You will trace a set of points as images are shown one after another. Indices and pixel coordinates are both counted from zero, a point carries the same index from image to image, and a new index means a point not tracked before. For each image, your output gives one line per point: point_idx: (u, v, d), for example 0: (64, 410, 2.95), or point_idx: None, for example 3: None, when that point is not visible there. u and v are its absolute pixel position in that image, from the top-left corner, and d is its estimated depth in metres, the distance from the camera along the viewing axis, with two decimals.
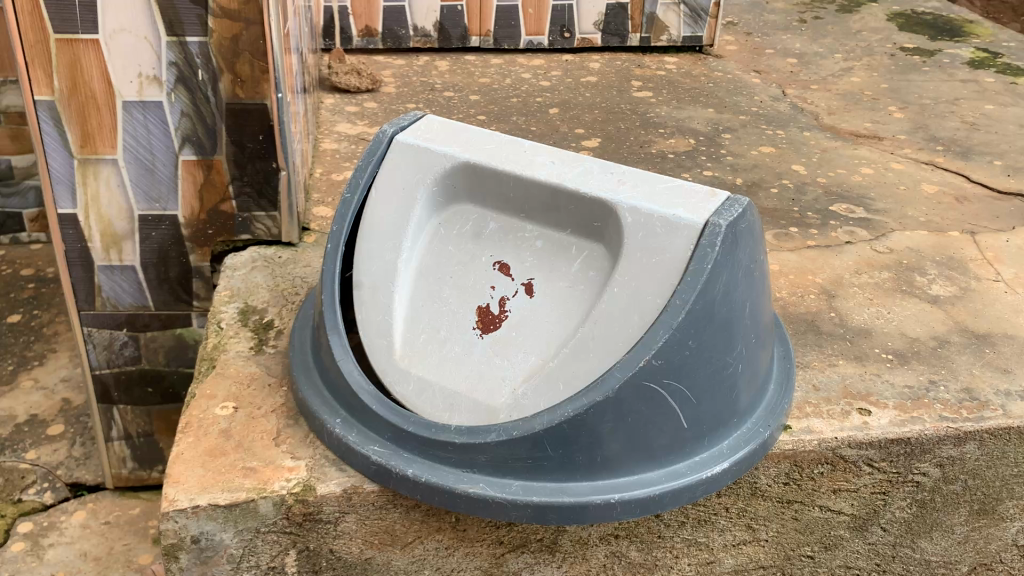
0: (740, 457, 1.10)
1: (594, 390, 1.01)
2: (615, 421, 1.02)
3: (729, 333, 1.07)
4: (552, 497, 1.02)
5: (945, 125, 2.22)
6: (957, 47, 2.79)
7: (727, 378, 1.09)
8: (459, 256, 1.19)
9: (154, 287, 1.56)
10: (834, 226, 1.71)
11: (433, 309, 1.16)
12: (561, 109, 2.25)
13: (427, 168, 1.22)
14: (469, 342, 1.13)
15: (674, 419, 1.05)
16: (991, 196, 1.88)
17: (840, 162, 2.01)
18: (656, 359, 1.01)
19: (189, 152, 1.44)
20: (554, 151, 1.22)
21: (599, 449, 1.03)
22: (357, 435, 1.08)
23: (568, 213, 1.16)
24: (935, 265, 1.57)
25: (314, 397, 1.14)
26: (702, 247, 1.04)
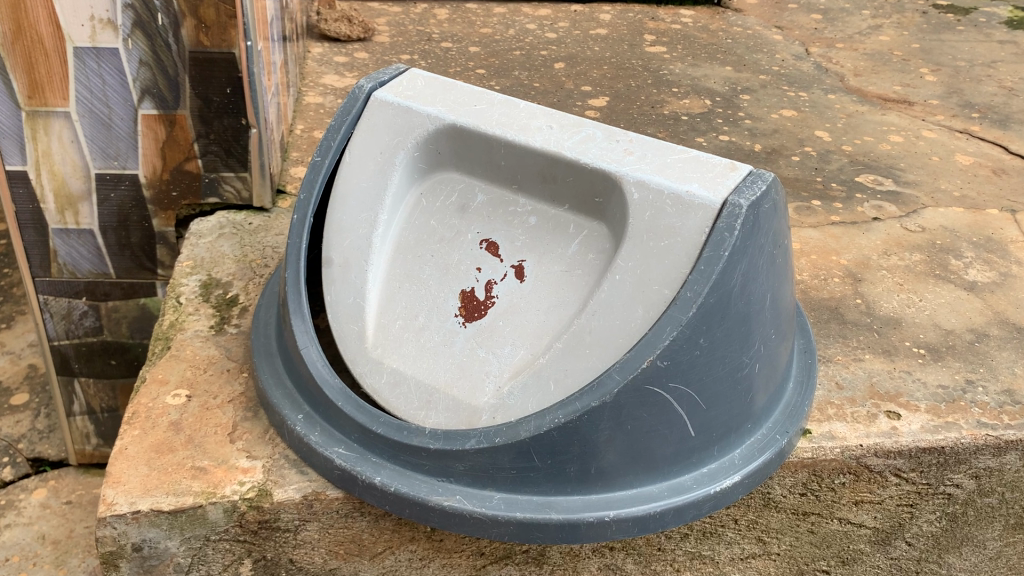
0: (754, 469, 0.97)
1: (588, 395, 0.88)
2: (613, 428, 0.89)
3: (746, 330, 0.94)
4: (539, 513, 0.90)
5: (982, 90, 2.06)
6: (993, 5, 2.60)
7: (743, 380, 0.96)
8: (442, 231, 1.06)
9: (115, 253, 1.43)
10: (861, 201, 1.57)
11: (411, 292, 1.03)
12: (567, 64, 2.09)
13: (407, 131, 1.08)
14: (450, 331, 0.99)
15: (680, 426, 0.92)
16: None
17: (868, 129, 1.86)
18: (661, 360, 0.88)
19: (149, 105, 1.29)
20: (553, 113, 1.08)
21: (594, 460, 0.90)
22: (321, 434, 0.96)
23: (566, 185, 1.01)
24: (971, 246, 1.42)
25: (275, 388, 1.02)
26: (718, 230, 0.90)
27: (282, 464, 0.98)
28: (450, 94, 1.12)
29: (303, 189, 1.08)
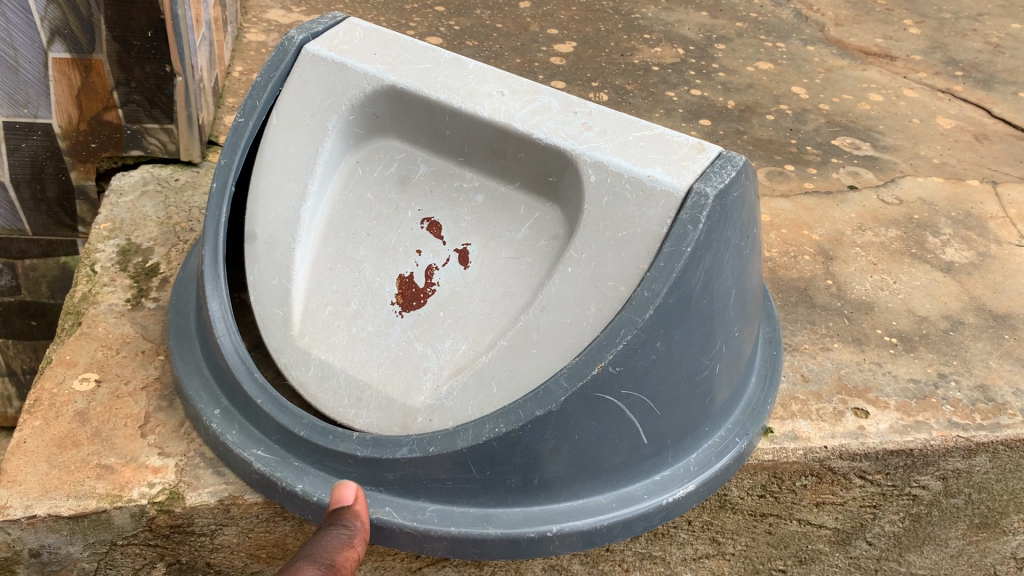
0: (708, 475, 0.90)
1: (533, 402, 0.79)
2: (558, 438, 0.81)
3: (708, 330, 0.86)
4: (476, 527, 0.82)
5: (966, 46, 1.96)
6: None
7: (701, 382, 0.88)
8: (380, 207, 0.96)
9: (29, 209, 1.33)
10: (836, 166, 1.48)
11: (343, 275, 0.93)
12: (533, 3, 1.95)
13: (343, 90, 0.97)
14: (385, 321, 0.90)
15: (631, 434, 0.84)
16: (1014, 136, 1.65)
17: (846, 86, 1.76)
18: (615, 366, 0.79)
19: (60, 48, 1.16)
20: (507, 76, 0.97)
21: (537, 471, 0.82)
22: (239, 433, 0.87)
23: (517, 161, 0.92)
24: (950, 222, 1.35)
25: (192, 377, 0.92)
26: (682, 220, 0.81)
27: (196, 463, 0.90)
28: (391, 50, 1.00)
29: (224, 154, 0.97)
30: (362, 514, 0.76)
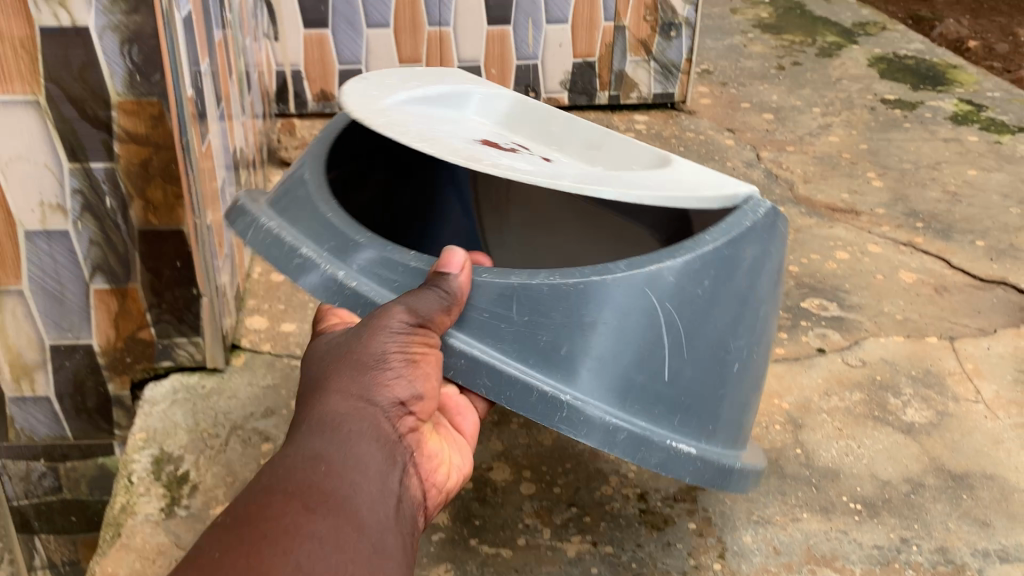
0: (705, 472, 1.03)
1: (590, 275, 0.98)
2: (604, 307, 0.98)
3: (739, 306, 1.05)
4: (510, 168, 0.97)
5: (925, 196, 2.11)
6: (940, 97, 2.66)
7: (721, 368, 1.05)
8: (433, 118, 1.21)
9: (71, 417, 1.46)
10: (805, 329, 1.61)
11: (420, 123, 1.13)
12: None
13: (433, 88, 1.32)
14: (450, 140, 1.10)
15: (659, 369, 1.00)
16: (971, 285, 1.77)
17: (814, 246, 1.90)
18: (671, 274, 1.00)
19: (101, 279, 1.33)
20: (561, 127, 1.40)
21: (591, 310, 0.97)
22: (289, 241, 1.05)
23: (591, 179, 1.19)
24: (910, 381, 1.46)
25: (246, 238, 1.07)
26: (722, 228, 1.06)
27: (255, 216, 1.08)
28: (466, 120, 1.34)
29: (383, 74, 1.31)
30: (463, 275, 0.94)
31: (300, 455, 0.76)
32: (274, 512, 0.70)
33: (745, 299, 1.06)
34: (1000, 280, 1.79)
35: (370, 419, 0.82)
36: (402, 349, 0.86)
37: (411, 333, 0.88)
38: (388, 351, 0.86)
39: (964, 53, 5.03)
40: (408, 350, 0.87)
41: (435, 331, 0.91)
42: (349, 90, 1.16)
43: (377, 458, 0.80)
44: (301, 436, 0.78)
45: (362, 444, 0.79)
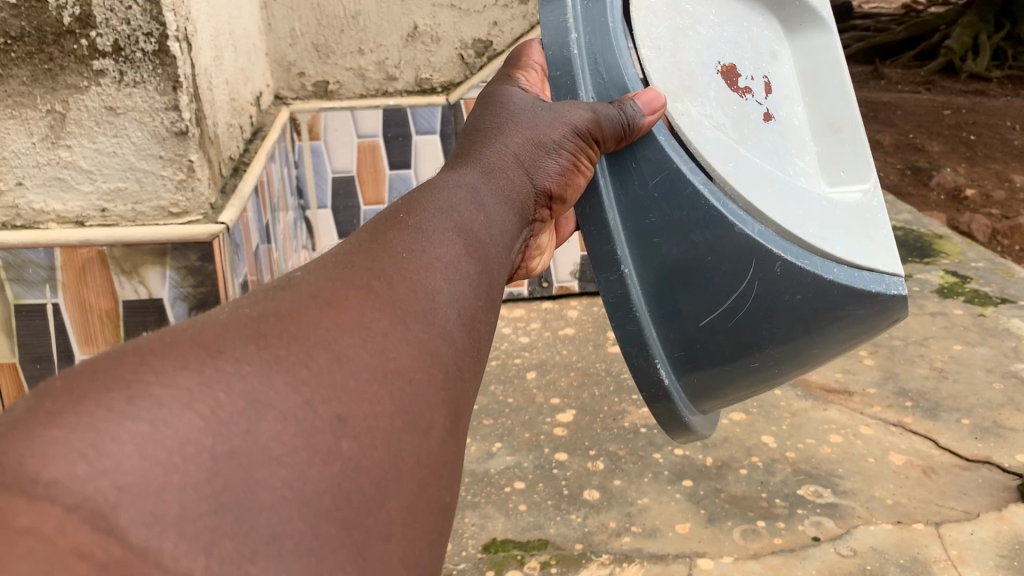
0: (659, 397, 1.36)
1: (727, 214, 1.26)
2: (713, 250, 1.27)
3: (799, 332, 1.30)
4: (698, 130, 1.31)
5: (914, 373, 2.27)
6: (927, 269, 2.85)
7: (763, 318, 1.29)
8: (678, 24, 1.39)
9: None
10: (801, 516, 1.75)
11: (683, 65, 1.37)
12: (538, 372, 2.31)
13: (734, 1, 1.53)
14: (706, 93, 1.38)
15: (715, 286, 1.29)
16: (957, 466, 1.91)
17: (810, 429, 2.05)
18: (778, 270, 1.27)
19: None
20: (830, 83, 1.60)
21: (704, 231, 1.27)
22: (586, 45, 1.30)
23: (777, 136, 1.48)
24: (898, 569, 1.59)
25: (554, 51, 1.30)
26: (848, 270, 1.32)
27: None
28: (753, 30, 1.55)
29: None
30: (652, 112, 1.25)
31: (456, 187, 1.09)
32: (441, 211, 1.00)
33: (808, 334, 1.30)
34: (984, 460, 1.92)
35: (513, 182, 1.22)
36: (570, 151, 1.23)
37: (573, 141, 1.23)
38: (560, 144, 1.23)
39: (960, 202, 5.00)
40: (563, 148, 1.23)
41: (596, 148, 1.25)
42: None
43: (504, 212, 1.15)
44: (482, 158, 1.20)
45: (492, 203, 1.12)
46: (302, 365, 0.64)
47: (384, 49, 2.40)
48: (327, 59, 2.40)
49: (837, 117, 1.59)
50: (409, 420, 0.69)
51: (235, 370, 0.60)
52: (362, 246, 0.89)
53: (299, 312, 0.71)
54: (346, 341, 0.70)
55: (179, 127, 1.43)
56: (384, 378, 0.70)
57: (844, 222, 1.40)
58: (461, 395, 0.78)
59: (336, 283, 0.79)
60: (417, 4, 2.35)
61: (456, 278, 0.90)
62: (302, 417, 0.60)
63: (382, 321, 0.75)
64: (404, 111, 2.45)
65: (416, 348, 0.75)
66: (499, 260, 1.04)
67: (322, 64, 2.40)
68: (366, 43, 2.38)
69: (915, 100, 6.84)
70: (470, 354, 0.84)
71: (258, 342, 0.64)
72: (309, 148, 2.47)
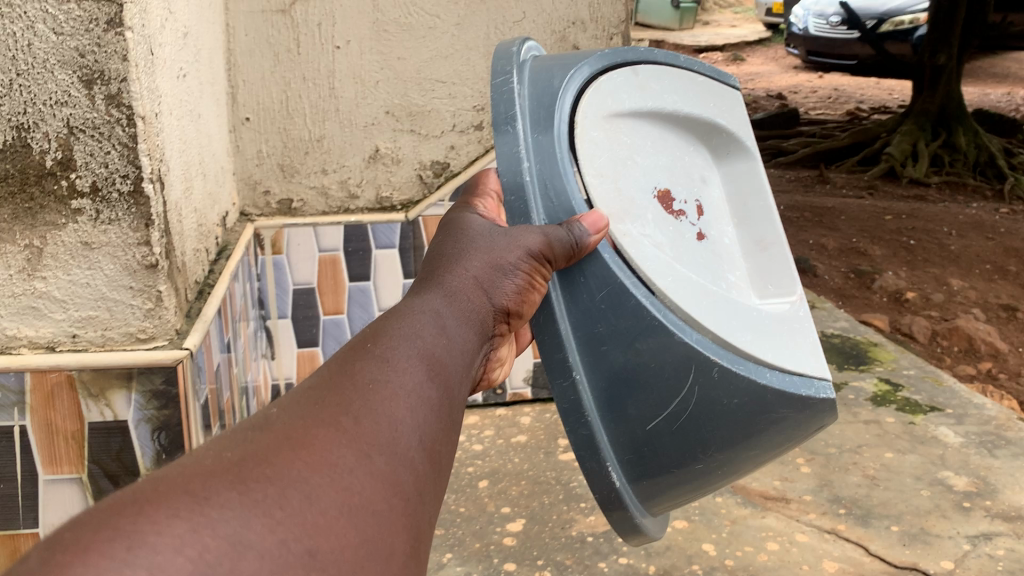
0: (611, 501, 1.33)
1: (668, 323, 1.30)
2: (658, 356, 1.31)
3: (738, 438, 1.32)
4: (639, 253, 1.35)
5: (848, 480, 2.38)
6: (862, 377, 3.00)
7: (704, 425, 1.32)
8: (618, 153, 1.44)
9: None
10: None
11: (622, 194, 1.41)
12: (490, 480, 2.39)
13: (673, 126, 1.57)
14: (643, 217, 1.42)
15: (659, 393, 1.32)
16: (886, 572, 2.01)
17: (748, 537, 2.14)
18: (717, 375, 1.31)
19: None
20: (759, 207, 1.67)
21: (649, 343, 1.30)
22: (536, 175, 1.33)
23: (712, 254, 1.53)
24: None
25: (506, 172, 1.32)
26: (782, 376, 1.36)
27: (509, 73, 1.38)
28: (686, 157, 1.60)
29: (654, 49, 1.57)
30: (597, 233, 1.29)
31: (422, 312, 1.09)
32: (406, 336, 1.02)
33: (749, 441, 1.33)
34: (912, 566, 2.03)
35: (478, 304, 1.20)
36: (528, 272, 1.23)
37: (529, 262, 1.24)
38: (518, 266, 1.23)
39: (901, 304, 5.03)
40: (525, 269, 1.23)
41: (552, 266, 1.26)
42: (592, 126, 1.41)
43: (471, 337, 1.14)
44: (447, 282, 1.18)
45: (455, 326, 1.12)
46: (278, 507, 0.71)
47: (347, 170, 2.53)
48: (291, 178, 2.52)
49: (766, 233, 1.66)
50: (373, 551, 0.76)
51: (220, 516, 0.67)
52: (329, 377, 0.92)
53: (268, 457, 0.76)
54: (316, 480, 0.76)
55: (150, 260, 1.62)
56: (351, 513, 0.76)
57: (778, 333, 1.45)
58: (423, 519, 0.84)
59: (301, 422, 0.83)
60: (379, 129, 2.52)
61: (420, 404, 0.93)
62: (278, 557, 0.67)
63: (350, 455, 0.80)
64: (364, 226, 2.55)
65: (381, 479, 0.81)
66: (464, 381, 1.05)
67: (287, 183, 2.53)
68: (329, 164, 2.52)
69: (857, 204, 7.04)
70: (433, 477, 0.89)
71: (238, 487, 0.71)
72: (271, 262, 2.55)
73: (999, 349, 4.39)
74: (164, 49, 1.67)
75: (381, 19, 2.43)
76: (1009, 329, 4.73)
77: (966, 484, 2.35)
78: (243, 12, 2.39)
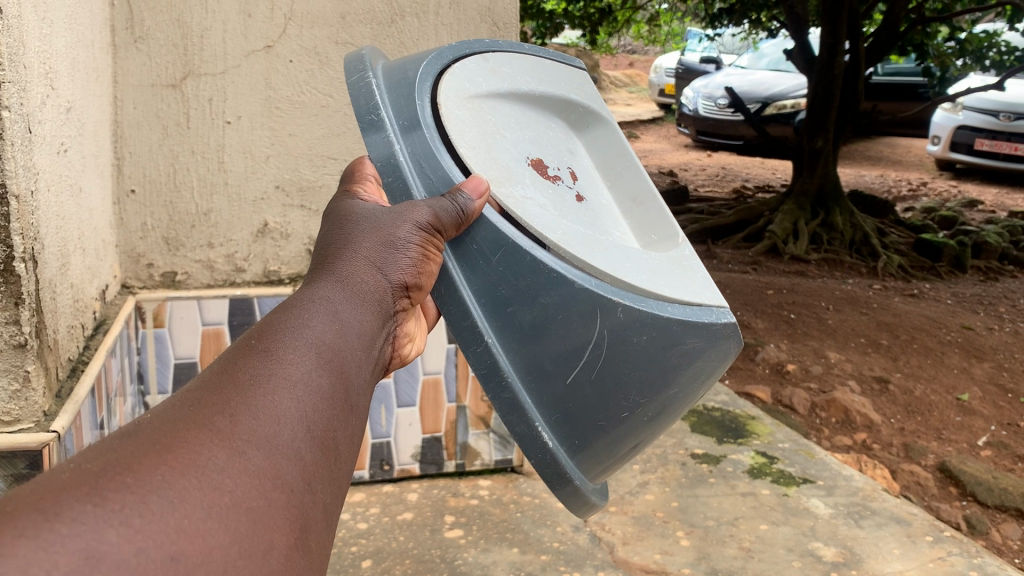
0: (547, 463, 1.29)
1: (567, 270, 1.28)
2: (560, 307, 1.28)
3: (658, 376, 1.31)
4: (522, 206, 1.36)
5: (724, 552, 2.47)
6: (739, 450, 3.12)
7: (622, 369, 1.29)
8: (484, 124, 1.49)
9: None
10: None
11: (495, 157, 1.44)
12: (373, 560, 2.37)
13: (532, 107, 1.66)
14: (519, 176, 1.44)
15: (571, 345, 1.28)
16: None
17: None
18: (621, 315, 1.28)
19: None
20: (625, 168, 1.76)
21: (551, 294, 1.28)
22: (408, 153, 1.35)
23: (595, 214, 1.56)
24: None
25: (378, 151, 1.34)
26: (683, 309, 1.36)
27: (363, 70, 1.45)
28: (550, 133, 1.66)
29: (495, 42, 1.71)
30: (479, 195, 1.29)
31: (311, 304, 1.08)
32: (291, 330, 1.01)
33: (667, 379, 1.31)
34: None
35: (375, 289, 1.19)
36: (419, 245, 1.23)
37: (418, 237, 1.23)
38: (409, 240, 1.22)
39: (783, 375, 5.23)
40: (418, 247, 1.23)
41: (443, 237, 1.26)
42: (454, 104, 1.46)
43: (366, 324, 1.14)
44: (338, 268, 1.17)
45: (348, 312, 1.12)
46: (137, 515, 0.70)
47: (234, 243, 2.53)
48: (176, 252, 2.48)
49: (639, 190, 1.73)
50: (246, 549, 0.76)
51: (72, 531, 0.66)
52: (210, 378, 0.92)
53: (135, 460, 0.76)
54: (183, 483, 0.76)
55: (18, 339, 1.59)
56: (221, 514, 0.76)
57: (673, 272, 1.46)
58: (309, 508, 0.85)
59: (174, 424, 0.83)
60: (269, 204, 2.54)
61: (304, 395, 0.93)
62: (137, 565, 0.67)
63: (221, 455, 0.81)
64: (249, 300, 2.52)
65: (257, 478, 0.81)
66: (360, 370, 1.06)
67: (171, 257, 2.48)
68: (216, 238, 2.51)
69: (742, 279, 7.33)
70: (324, 466, 0.90)
71: (95, 499, 0.70)
72: (152, 335, 2.48)
73: (872, 420, 4.61)
74: (42, 126, 1.65)
75: (273, 97, 2.48)
76: (882, 400, 4.98)
77: (833, 554, 2.46)
78: (131, 85, 2.36)
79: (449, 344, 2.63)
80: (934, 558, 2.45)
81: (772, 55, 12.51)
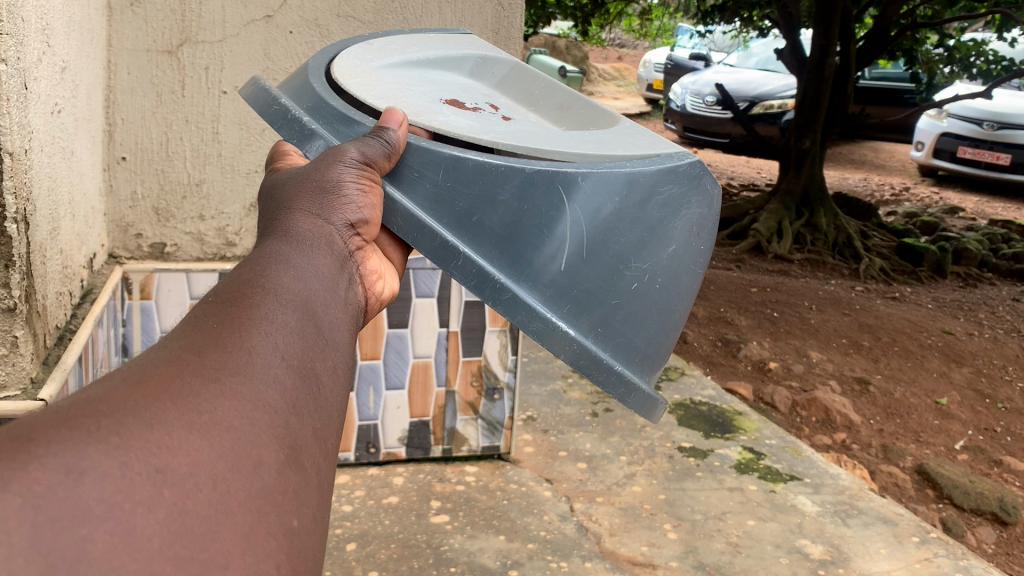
0: (579, 356, 1.23)
1: (513, 161, 1.22)
2: (522, 196, 1.22)
3: (644, 234, 1.27)
4: (446, 126, 1.32)
5: (712, 547, 2.46)
6: (726, 444, 3.11)
7: (611, 244, 1.25)
8: (385, 84, 1.49)
9: None
10: None
11: (402, 100, 1.41)
12: (358, 543, 2.34)
13: (431, 76, 1.66)
14: (431, 107, 1.42)
15: (550, 229, 1.23)
16: None
17: None
18: (584, 184, 1.24)
19: None
20: (541, 86, 1.71)
21: (508, 186, 1.21)
22: (318, 118, 1.31)
23: (532, 124, 1.50)
24: None
25: (285, 130, 1.30)
26: (642, 160, 1.32)
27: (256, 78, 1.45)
28: (458, 86, 1.65)
29: (373, 40, 1.76)
30: (400, 126, 1.22)
31: (263, 257, 0.99)
32: (247, 277, 0.95)
33: (653, 233, 1.28)
34: None
35: (327, 235, 1.10)
36: (357, 181, 1.15)
37: (356, 173, 1.15)
38: (346, 178, 1.14)
39: (764, 374, 5.22)
40: (359, 186, 1.14)
41: (376, 172, 1.18)
42: (349, 73, 1.47)
43: (332, 269, 1.07)
44: (285, 224, 1.08)
45: (310, 255, 1.04)
46: (113, 434, 0.67)
47: (225, 216, 2.48)
48: (166, 223, 2.42)
49: (560, 94, 1.68)
50: (235, 461, 0.72)
51: (49, 449, 0.63)
52: (165, 337, 0.87)
53: (101, 397, 0.71)
54: (157, 406, 0.72)
55: (7, 303, 1.53)
56: (203, 431, 0.72)
57: (621, 141, 1.42)
58: (297, 428, 0.81)
59: (133, 369, 0.78)
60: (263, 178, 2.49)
61: (263, 322, 0.88)
62: (121, 478, 0.64)
63: (193, 382, 0.76)
64: None
65: (236, 399, 0.77)
66: (332, 310, 1.00)
67: (160, 227, 2.42)
68: (208, 210, 2.46)
69: (726, 275, 7.32)
70: (305, 390, 0.85)
71: (68, 425, 0.66)
72: (138, 307, 2.42)
73: (852, 420, 4.61)
74: (38, 83, 1.60)
75: (271, 68, 2.43)
76: (862, 401, 4.99)
77: (821, 552, 2.46)
78: (127, 49, 2.29)
79: (442, 327, 2.59)
80: (921, 559, 2.45)
81: (762, 54, 12.51)
